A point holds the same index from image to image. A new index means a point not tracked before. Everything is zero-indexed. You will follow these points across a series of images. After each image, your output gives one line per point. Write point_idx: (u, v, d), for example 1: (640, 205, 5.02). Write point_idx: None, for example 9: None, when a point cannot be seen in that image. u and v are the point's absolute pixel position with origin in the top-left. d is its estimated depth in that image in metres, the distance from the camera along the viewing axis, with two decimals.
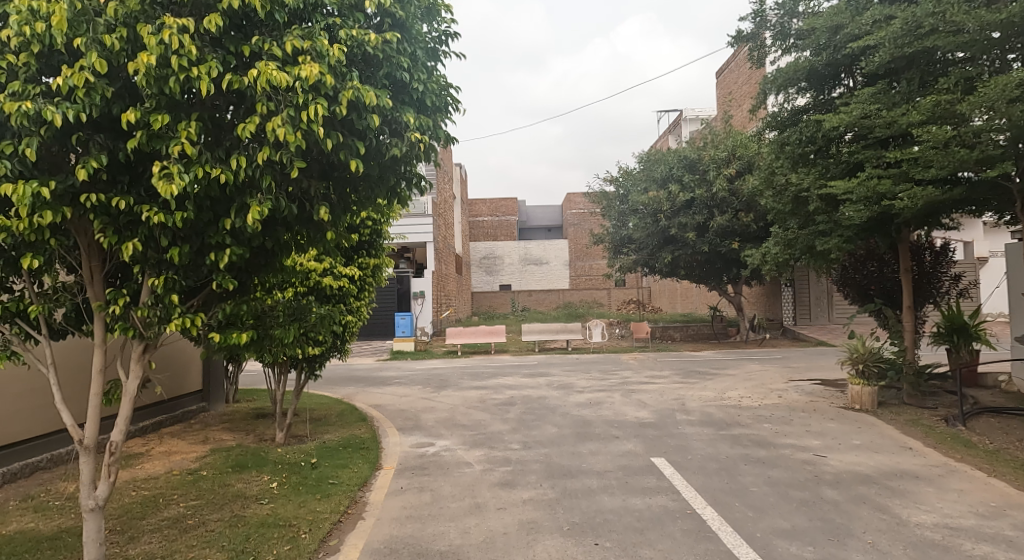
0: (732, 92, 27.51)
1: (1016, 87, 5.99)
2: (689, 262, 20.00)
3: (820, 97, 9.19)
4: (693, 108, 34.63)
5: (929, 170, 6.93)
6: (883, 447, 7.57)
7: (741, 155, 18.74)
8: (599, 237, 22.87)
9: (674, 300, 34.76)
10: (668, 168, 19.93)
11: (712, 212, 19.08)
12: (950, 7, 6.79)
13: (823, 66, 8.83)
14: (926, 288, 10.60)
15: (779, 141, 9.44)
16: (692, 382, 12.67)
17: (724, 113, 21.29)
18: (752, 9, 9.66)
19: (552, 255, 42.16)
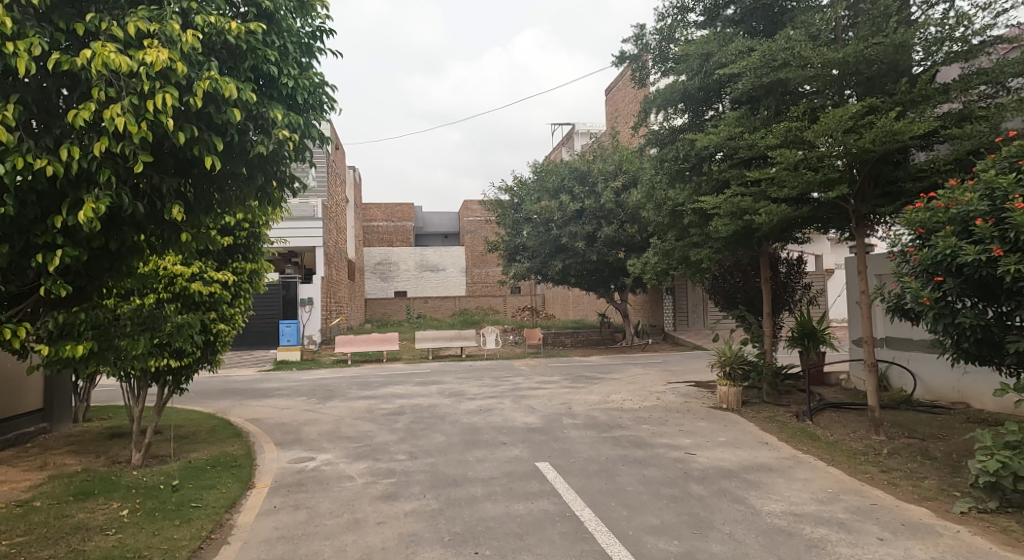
0: (619, 109, 28.75)
1: (851, 118, 6.59)
2: (579, 271, 20.55)
3: (694, 119, 9.78)
4: (584, 123, 35.93)
5: (783, 190, 7.34)
6: (744, 442, 8.12)
7: (627, 169, 19.57)
8: (493, 244, 23.01)
9: (567, 306, 35.57)
10: (560, 179, 20.56)
11: (600, 222, 19.75)
12: (798, 43, 7.33)
13: (695, 90, 9.34)
14: (781, 297, 11.54)
15: (659, 158, 9.83)
16: (580, 386, 13.01)
17: (613, 128, 22.12)
18: (634, 32, 10.10)
19: (449, 261, 42.11)
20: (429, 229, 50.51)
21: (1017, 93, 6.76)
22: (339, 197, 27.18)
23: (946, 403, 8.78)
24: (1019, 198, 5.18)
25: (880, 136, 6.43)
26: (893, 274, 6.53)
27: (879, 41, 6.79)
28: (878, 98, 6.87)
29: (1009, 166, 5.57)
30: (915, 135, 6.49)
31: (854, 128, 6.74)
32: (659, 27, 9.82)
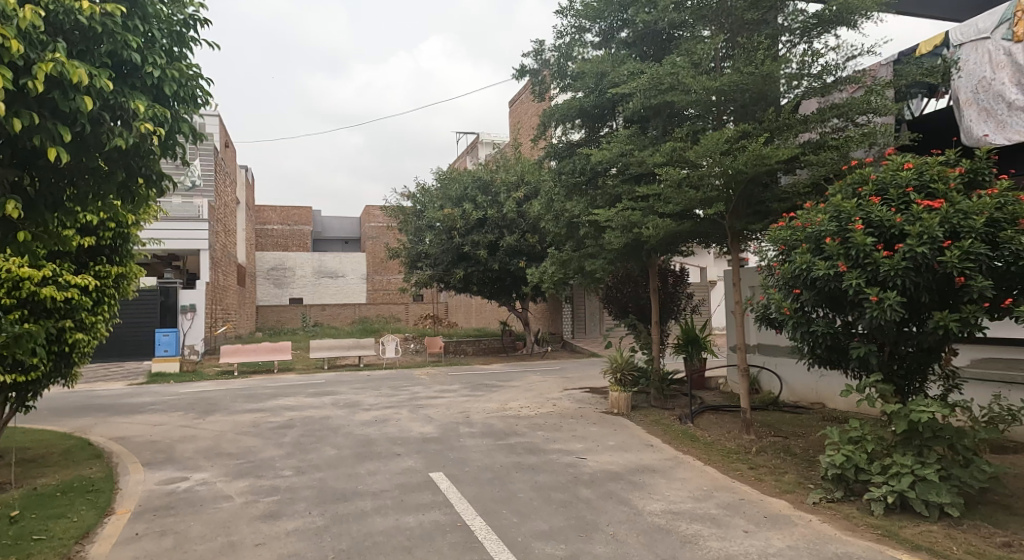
0: (521, 121, 29.13)
1: (726, 141, 6.79)
2: (480, 279, 20.57)
3: (590, 134, 9.86)
4: (487, 133, 36.11)
5: (668, 205, 7.54)
6: (631, 446, 8.39)
7: (528, 181, 19.80)
8: (394, 251, 22.55)
9: (469, 315, 35.53)
10: (462, 188, 20.45)
11: (502, 231, 19.87)
12: (682, 68, 7.33)
13: (591, 106, 9.35)
14: (668, 306, 12.02)
15: (556, 170, 9.86)
16: (479, 394, 12.98)
17: (516, 139, 22.33)
18: (533, 47, 10.06)
19: (348, 268, 40.72)
20: (329, 235, 48.73)
21: (864, 129, 7.07)
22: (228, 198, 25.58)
23: (806, 403, 9.53)
24: (859, 219, 5.78)
25: (751, 159, 6.67)
26: (759, 286, 7.02)
27: (750, 72, 6.90)
28: (750, 125, 7.08)
29: (853, 191, 6.18)
30: (781, 160, 6.79)
31: (730, 150, 6.95)
32: (557, 44, 9.74)
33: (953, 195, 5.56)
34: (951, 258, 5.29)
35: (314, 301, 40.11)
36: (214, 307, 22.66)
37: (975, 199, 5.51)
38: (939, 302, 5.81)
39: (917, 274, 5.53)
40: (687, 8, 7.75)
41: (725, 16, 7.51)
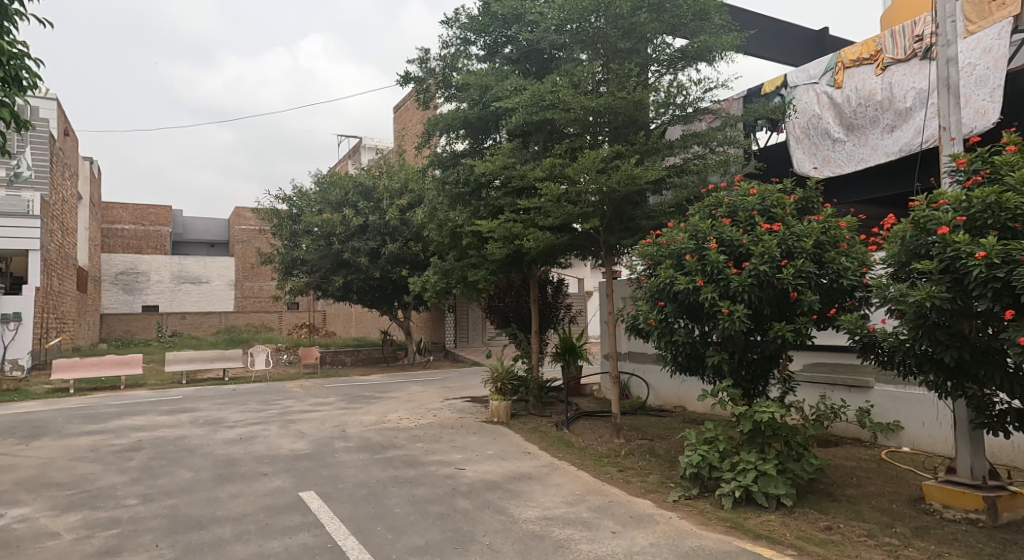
0: (405, 127, 28.85)
1: (602, 161, 7.20)
2: (361, 287, 20.19)
3: (475, 145, 9.94)
4: (371, 137, 35.44)
5: (548, 219, 7.85)
6: (510, 454, 8.59)
7: (412, 189, 19.66)
8: (267, 256, 21.50)
9: (349, 323, 34.61)
10: (343, 193, 19.86)
11: (384, 239, 19.59)
12: (561, 88, 7.67)
13: (475, 118, 9.47)
14: (547, 316, 12.41)
15: (441, 179, 9.93)
16: (356, 407, 12.69)
17: (399, 146, 22.08)
18: (418, 56, 9.96)
19: (214, 274, 38.37)
20: (190, 237, 45.55)
21: (720, 157, 7.73)
22: (66, 192, 23.13)
23: (669, 407, 10.23)
24: (713, 239, 6.35)
25: (623, 179, 7.09)
26: (629, 298, 7.44)
27: (622, 96, 7.31)
28: (623, 146, 7.54)
29: (709, 213, 6.78)
30: (649, 181, 7.27)
31: (605, 168, 7.37)
32: (442, 54, 9.78)
33: (788, 219, 6.28)
34: (788, 275, 5.97)
35: (175, 309, 37.31)
36: (48, 315, 20.40)
37: (806, 224, 6.27)
38: (778, 314, 6.49)
39: (760, 289, 6.15)
40: (566, 32, 8.03)
41: (600, 42, 7.95)
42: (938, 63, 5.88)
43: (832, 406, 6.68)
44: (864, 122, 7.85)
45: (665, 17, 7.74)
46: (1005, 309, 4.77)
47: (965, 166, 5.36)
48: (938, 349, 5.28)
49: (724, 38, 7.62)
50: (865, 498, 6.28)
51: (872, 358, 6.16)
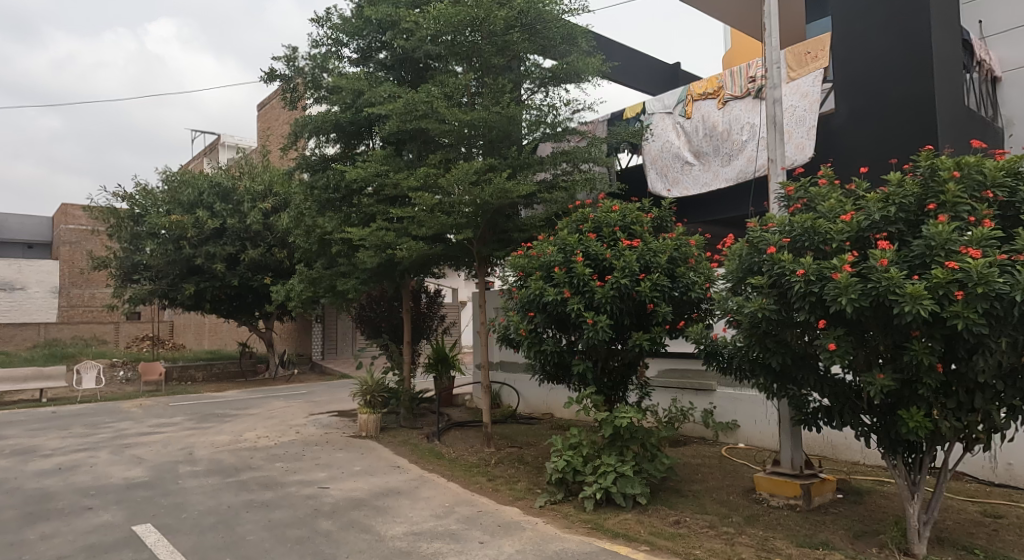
0: (269, 126, 27.53)
1: (476, 172, 7.35)
2: (216, 295, 18.95)
3: (346, 150, 9.70)
4: (231, 135, 33.46)
5: (421, 229, 7.85)
6: (377, 469, 8.43)
7: (277, 192, 18.79)
8: (101, 260, 19.49)
9: (202, 334, 32.30)
10: (196, 193, 18.42)
11: (244, 244, 18.56)
12: (435, 99, 7.70)
13: (347, 122, 9.24)
14: (420, 326, 12.31)
15: (308, 183, 9.58)
16: (205, 427, 11.84)
17: (261, 146, 21.02)
18: (285, 53, 9.56)
19: (31, 279, 34.42)
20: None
21: (586, 174, 8.09)
22: None
23: (538, 414, 10.53)
24: (580, 253, 6.68)
25: (496, 192, 7.25)
26: (500, 308, 7.62)
27: (496, 111, 7.50)
28: (496, 159, 7.73)
29: (576, 228, 7.10)
30: (521, 195, 7.49)
31: (479, 181, 7.51)
32: (312, 53, 9.44)
33: (646, 236, 6.74)
34: (645, 288, 6.40)
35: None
36: None
37: (661, 241, 6.76)
38: (636, 325, 6.95)
39: (621, 301, 6.56)
40: (441, 42, 8.11)
41: (475, 55, 8.03)
42: (767, 103, 6.55)
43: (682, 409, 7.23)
44: (708, 150, 8.57)
45: (537, 38, 8.07)
46: (818, 319, 5.46)
47: (790, 194, 6.10)
48: (766, 355, 5.92)
49: (590, 62, 8.04)
50: (707, 492, 6.85)
51: (715, 364, 6.75)
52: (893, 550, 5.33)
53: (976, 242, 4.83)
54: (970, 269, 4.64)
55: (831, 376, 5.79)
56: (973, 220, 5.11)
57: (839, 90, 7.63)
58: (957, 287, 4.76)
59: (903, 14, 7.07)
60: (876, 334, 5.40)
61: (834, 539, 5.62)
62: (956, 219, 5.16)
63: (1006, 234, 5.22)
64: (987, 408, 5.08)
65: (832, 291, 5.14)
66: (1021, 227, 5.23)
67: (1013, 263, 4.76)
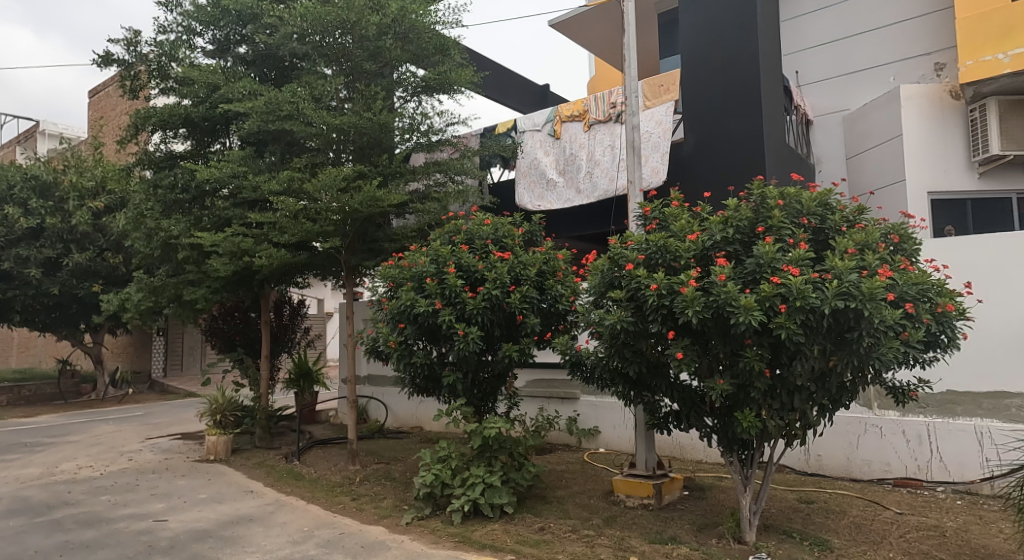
0: (103, 117, 24.72)
1: (344, 179, 7.13)
2: (28, 305, 16.56)
3: (197, 148, 8.95)
4: (53, 124, 29.59)
5: (284, 235, 7.43)
6: (226, 496, 7.76)
7: (111, 189, 16.83)
8: None
9: (9, 352, 28.01)
10: (6, 186, 16.01)
11: (67, 247, 16.42)
12: (302, 100, 7.39)
13: (199, 118, 8.51)
14: (281, 340, 11.50)
15: (151, 181, 8.70)
16: (8, 459, 10.24)
17: (93, 138, 18.81)
18: (125, 36, 8.64)
19: None
20: None
21: (460, 186, 8.07)
22: None
23: (406, 428, 10.29)
24: (452, 264, 6.67)
25: (366, 200, 7.03)
26: (369, 319, 7.40)
27: (367, 116, 7.31)
28: (366, 166, 7.53)
29: (448, 239, 7.10)
30: (392, 204, 7.33)
31: (348, 188, 7.27)
32: (158, 40, 8.62)
33: (517, 249, 6.86)
34: (515, 300, 6.50)
35: None
36: None
37: (531, 255, 6.90)
38: (506, 336, 7.04)
39: (492, 312, 6.61)
40: (308, 42, 7.80)
41: (345, 59, 7.85)
42: (625, 129, 6.74)
43: (548, 418, 7.40)
44: (573, 169, 8.95)
45: (411, 47, 8.00)
46: (670, 330, 5.87)
47: (645, 214, 6.46)
48: (625, 364, 6.27)
49: (463, 74, 8.09)
50: (570, 497, 7.06)
51: (579, 374, 6.98)
52: (729, 538, 5.82)
53: (794, 261, 5.40)
54: (790, 285, 5.19)
55: (680, 382, 6.25)
56: (793, 242, 5.69)
57: (687, 120, 8.07)
58: (780, 301, 5.31)
59: (741, 54, 7.63)
60: (717, 343, 5.90)
61: (680, 534, 6.02)
62: (779, 241, 5.73)
63: (818, 255, 5.86)
64: (804, 406, 5.75)
65: (680, 303, 5.57)
66: (829, 249, 5.88)
67: (823, 281, 5.36)
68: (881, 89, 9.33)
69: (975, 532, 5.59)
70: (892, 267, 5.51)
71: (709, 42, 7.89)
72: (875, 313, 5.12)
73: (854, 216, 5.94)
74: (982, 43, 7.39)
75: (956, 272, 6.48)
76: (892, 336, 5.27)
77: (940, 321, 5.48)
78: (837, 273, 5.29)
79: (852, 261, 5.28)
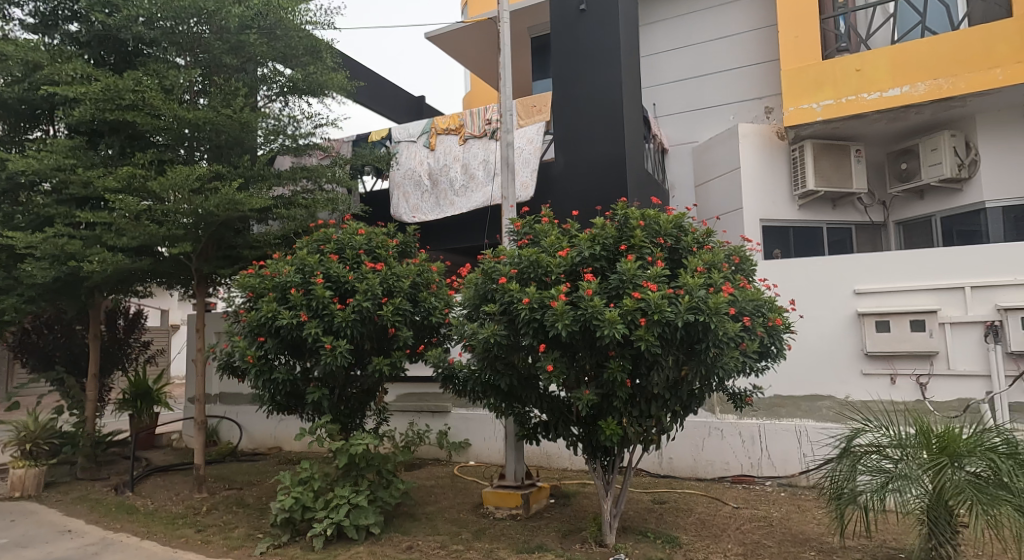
0: None
1: (197, 179, 6.51)
2: None
3: (9, 134, 7.74)
4: None
5: (121, 238, 6.62)
6: (35, 538, 6.67)
7: None
8: None
9: None
10: None
11: None
12: (149, 89, 6.70)
13: (14, 100, 7.38)
14: (112, 357, 10.02)
15: None
16: None
17: None
18: None
19: None
20: None
21: (329, 193, 7.70)
22: None
23: (263, 450, 9.55)
24: (320, 274, 6.34)
25: (223, 203, 6.50)
26: (223, 333, 6.86)
27: (226, 113, 6.81)
28: (224, 166, 7.00)
29: (316, 248, 6.76)
30: (253, 208, 6.83)
31: (201, 188, 6.70)
32: None
33: (391, 261, 6.69)
34: (387, 312, 6.30)
35: None
36: None
37: (404, 266, 6.74)
38: (377, 349, 6.82)
39: (362, 325, 6.34)
40: (157, 27, 7.10)
41: (200, 50, 7.30)
42: (501, 145, 6.90)
43: (418, 432, 7.26)
44: (443, 182, 8.98)
45: (277, 44, 7.59)
46: (541, 342, 5.97)
47: (518, 229, 6.56)
48: (497, 376, 6.28)
49: (334, 78, 7.81)
50: (439, 513, 6.97)
51: (451, 388, 6.92)
52: (591, 542, 6.06)
53: (653, 277, 5.64)
54: (649, 300, 5.43)
55: (549, 392, 6.35)
56: (652, 260, 5.93)
57: (559, 142, 8.44)
58: (640, 315, 5.55)
59: (605, 85, 8.16)
60: (583, 355, 6.06)
61: (546, 541, 6.18)
62: (640, 259, 5.95)
63: (673, 272, 6.15)
64: (659, 414, 6.04)
65: (550, 317, 5.65)
66: (683, 267, 6.19)
67: (677, 296, 5.63)
68: (719, 126, 10.45)
69: (797, 520, 6.33)
70: (734, 285, 5.91)
71: (579, 70, 8.37)
72: (719, 327, 5.44)
73: (704, 238, 6.30)
74: (802, 91, 8.57)
75: (784, 288, 7.36)
76: (734, 347, 5.64)
77: (771, 333, 5.99)
78: (688, 289, 5.56)
79: (701, 279, 5.57)
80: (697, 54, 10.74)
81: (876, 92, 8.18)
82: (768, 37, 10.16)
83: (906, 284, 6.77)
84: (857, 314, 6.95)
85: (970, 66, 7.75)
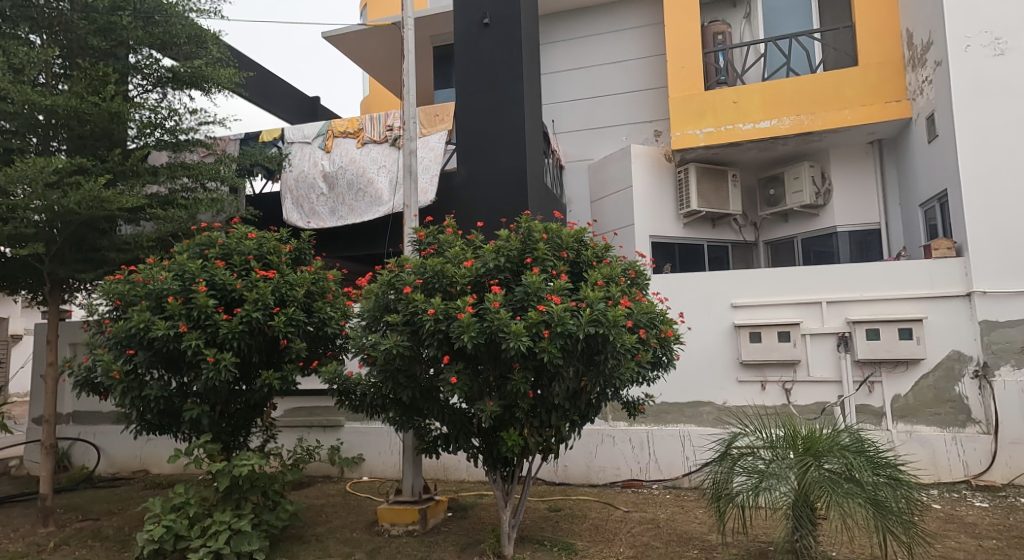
0: None
1: (54, 172, 5.73)
2: None
3: None
4: None
5: None
6: None
7: None
8: None
9: None
10: None
11: None
12: None
13: None
14: None
15: None
16: None
17: None
18: None
19: None
20: None
21: (213, 194, 7.17)
22: None
23: (126, 474, 8.62)
24: (202, 281, 5.83)
25: (86, 200, 5.82)
26: (85, 345, 6.15)
27: (92, 100, 6.17)
28: (87, 159, 6.29)
29: (199, 253, 6.25)
30: (124, 208, 6.16)
31: (58, 183, 5.99)
32: None
33: (283, 268, 6.27)
34: (279, 323, 5.90)
35: None
36: None
37: (298, 274, 6.35)
38: (266, 363, 6.40)
39: (250, 336, 5.92)
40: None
41: (62, 30, 6.68)
42: (404, 153, 6.79)
43: (308, 448, 6.89)
44: (335, 187, 8.64)
45: (155, 30, 6.97)
46: (444, 354, 5.88)
47: (421, 239, 6.46)
48: (398, 389, 6.13)
49: (223, 73, 7.22)
50: (330, 533, 6.65)
51: (346, 402, 6.64)
52: (490, 554, 6.03)
53: (556, 290, 5.77)
54: (552, 313, 5.52)
55: (450, 405, 6.27)
56: (555, 273, 6.07)
57: (462, 151, 8.46)
58: (544, 327, 5.62)
59: (505, 98, 8.26)
60: (486, 367, 6.06)
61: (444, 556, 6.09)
62: (543, 271, 6.05)
63: (574, 285, 6.33)
64: (559, 423, 6.16)
65: (456, 328, 5.58)
66: (583, 280, 6.39)
67: (578, 309, 5.78)
68: (608, 146, 10.96)
69: (681, 520, 6.73)
70: (630, 298, 6.16)
71: (479, 82, 8.43)
72: (617, 338, 5.65)
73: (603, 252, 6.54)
74: (685, 117, 9.24)
75: (671, 301, 7.85)
76: (630, 357, 5.88)
77: (663, 344, 6.31)
78: (589, 302, 5.72)
79: (601, 292, 5.77)
80: (588, 76, 11.21)
81: (749, 123, 9.00)
82: (654, 66, 10.82)
83: (775, 299, 7.46)
84: (733, 326, 7.54)
85: (826, 107, 8.75)
